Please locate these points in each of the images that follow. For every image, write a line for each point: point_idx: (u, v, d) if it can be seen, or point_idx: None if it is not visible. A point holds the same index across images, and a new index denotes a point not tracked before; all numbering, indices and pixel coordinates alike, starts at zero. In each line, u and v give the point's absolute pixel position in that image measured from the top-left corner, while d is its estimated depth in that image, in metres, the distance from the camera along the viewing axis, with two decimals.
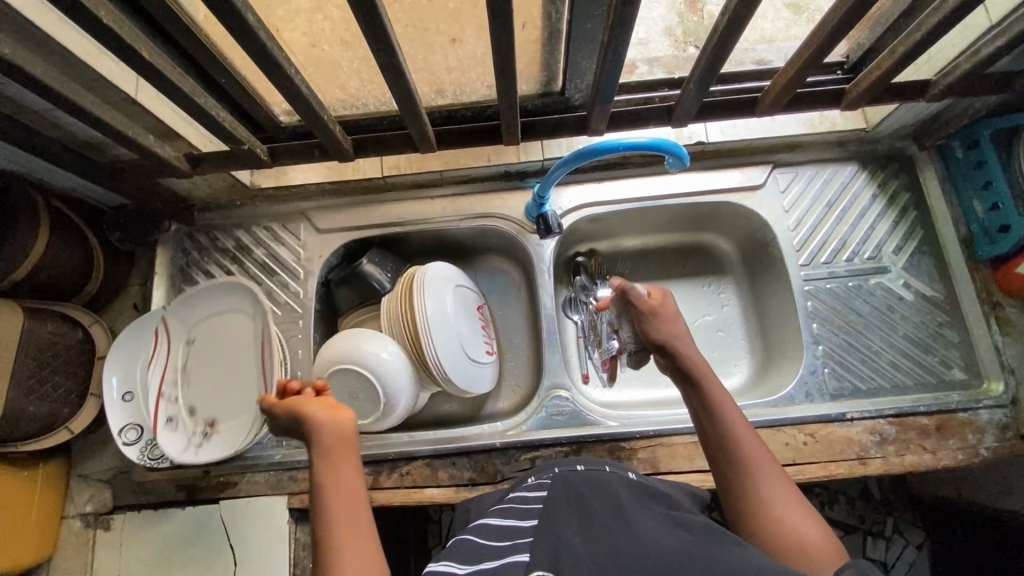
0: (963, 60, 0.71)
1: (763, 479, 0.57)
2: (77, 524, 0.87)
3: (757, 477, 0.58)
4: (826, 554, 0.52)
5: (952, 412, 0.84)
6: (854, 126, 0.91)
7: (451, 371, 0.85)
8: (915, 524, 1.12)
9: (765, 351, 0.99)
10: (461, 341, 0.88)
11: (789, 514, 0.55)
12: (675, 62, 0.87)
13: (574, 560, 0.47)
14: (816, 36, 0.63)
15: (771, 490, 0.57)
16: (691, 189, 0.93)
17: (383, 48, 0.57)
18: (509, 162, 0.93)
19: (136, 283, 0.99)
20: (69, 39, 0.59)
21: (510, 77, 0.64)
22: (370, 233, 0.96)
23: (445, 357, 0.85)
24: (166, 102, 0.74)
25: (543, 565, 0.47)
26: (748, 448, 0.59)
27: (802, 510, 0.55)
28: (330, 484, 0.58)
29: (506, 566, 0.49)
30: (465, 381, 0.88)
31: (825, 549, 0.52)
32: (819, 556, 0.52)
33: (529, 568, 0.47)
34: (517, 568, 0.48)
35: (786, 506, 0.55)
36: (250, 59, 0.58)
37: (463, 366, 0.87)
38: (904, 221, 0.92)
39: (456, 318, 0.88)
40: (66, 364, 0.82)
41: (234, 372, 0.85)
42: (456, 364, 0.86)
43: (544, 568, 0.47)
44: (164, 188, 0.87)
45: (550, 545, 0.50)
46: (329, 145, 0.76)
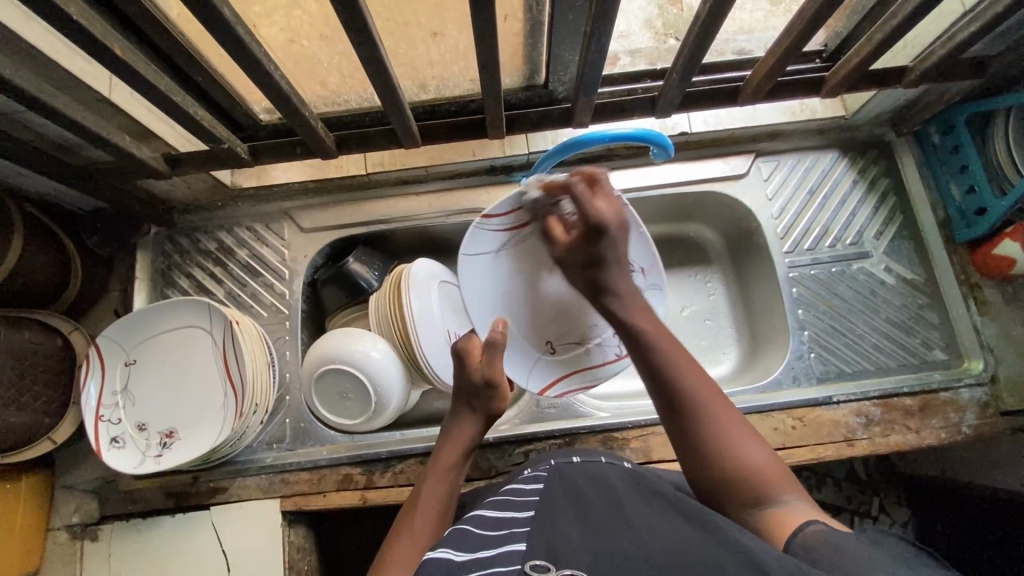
0: (939, 45, 0.72)
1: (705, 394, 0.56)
2: (63, 536, 0.85)
3: (729, 431, 0.55)
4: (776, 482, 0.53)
5: (934, 392, 0.85)
6: (833, 114, 0.92)
7: (551, 392, 0.81)
8: (900, 503, 1.14)
9: (752, 339, 1.00)
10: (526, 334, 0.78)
11: (745, 440, 0.55)
12: (657, 53, 0.85)
13: (570, 548, 0.47)
14: (797, 23, 0.64)
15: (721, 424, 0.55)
16: (678, 179, 0.94)
17: (363, 41, 0.56)
18: (495, 156, 0.93)
19: (115, 288, 0.97)
20: (37, 37, 0.57)
21: (493, 68, 0.64)
22: (355, 231, 0.95)
23: (532, 384, 0.79)
24: (140, 101, 0.72)
25: (541, 556, 0.46)
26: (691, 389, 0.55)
27: (755, 441, 0.55)
28: (429, 490, 0.67)
29: (503, 556, 0.47)
30: (597, 365, 0.80)
31: (790, 478, 0.54)
32: (776, 485, 0.53)
33: (526, 557, 0.46)
34: (515, 558, 0.47)
35: (743, 440, 0.55)
36: (228, 55, 0.57)
37: (564, 360, 0.80)
38: (884, 208, 0.94)
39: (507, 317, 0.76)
40: (47, 374, 0.79)
41: (188, 384, 0.82)
42: (558, 375, 0.80)
43: (541, 558, 0.46)
44: (142, 190, 0.85)
45: (548, 537, 0.49)
46: (312, 142, 0.75)
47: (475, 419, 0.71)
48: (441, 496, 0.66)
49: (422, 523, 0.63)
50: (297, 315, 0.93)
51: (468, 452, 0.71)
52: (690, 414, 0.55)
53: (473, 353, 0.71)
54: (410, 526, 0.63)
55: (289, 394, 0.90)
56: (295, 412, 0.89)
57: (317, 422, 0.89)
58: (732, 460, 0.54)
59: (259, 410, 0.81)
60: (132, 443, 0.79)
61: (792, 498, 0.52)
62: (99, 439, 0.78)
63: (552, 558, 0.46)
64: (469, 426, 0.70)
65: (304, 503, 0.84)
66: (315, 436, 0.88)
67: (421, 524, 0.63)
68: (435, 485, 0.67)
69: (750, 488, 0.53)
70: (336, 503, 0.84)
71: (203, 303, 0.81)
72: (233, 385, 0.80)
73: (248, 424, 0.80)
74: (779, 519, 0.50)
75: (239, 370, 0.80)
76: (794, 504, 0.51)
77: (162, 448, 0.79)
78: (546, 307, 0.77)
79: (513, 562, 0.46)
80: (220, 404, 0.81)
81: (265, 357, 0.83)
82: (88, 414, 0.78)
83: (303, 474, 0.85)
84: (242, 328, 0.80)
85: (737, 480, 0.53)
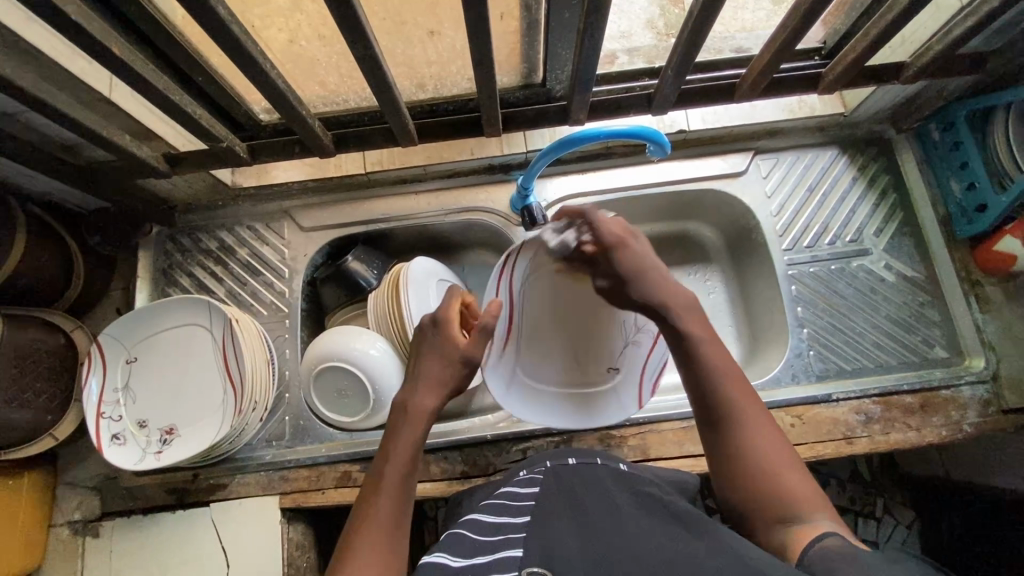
0: (936, 41, 0.72)
1: (746, 412, 0.57)
2: (64, 532, 0.87)
3: (757, 443, 0.56)
4: (806, 504, 0.52)
5: (935, 389, 0.85)
6: (832, 111, 0.92)
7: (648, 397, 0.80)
8: (904, 504, 1.14)
9: (752, 337, 1.00)
10: (577, 371, 0.79)
11: (780, 461, 0.55)
12: (654, 52, 0.85)
13: (567, 560, 0.46)
14: (791, 19, 0.64)
15: (761, 442, 0.56)
16: (676, 177, 0.94)
17: (358, 40, 0.57)
18: (493, 155, 0.93)
19: (118, 287, 0.98)
20: (39, 39, 0.58)
21: (488, 67, 0.64)
22: (354, 230, 0.95)
23: (627, 402, 0.79)
24: (140, 101, 0.73)
25: (538, 562, 0.47)
26: (732, 403, 0.58)
27: (789, 463, 0.55)
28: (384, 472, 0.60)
29: (497, 564, 0.48)
30: (654, 355, 0.78)
31: (826, 504, 0.53)
32: (804, 507, 0.52)
33: (523, 564, 0.47)
34: (511, 567, 0.47)
35: (775, 460, 0.55)
36: (225, 54, 0.57)
37: (631, 370, 0.79)
38: (884, 205, 0.94)
39: (560, 380, 0.79)
40: (51, 371, 0.80)
41: (189, 382, 0.83)
42: (639, 379, 0.79)
43: (537, 564, 0.47)
44: (144, 190, 0.86)
45: (546, 544, 0.49)
46: (309, 141, 0.76)
47: (438, 387, 0.66)
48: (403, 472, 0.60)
49: (388, 503, 0.58)
50: (297, 313, 0.93)
51: (427, 425, 0.64)
52: (729, 425, 0.57)
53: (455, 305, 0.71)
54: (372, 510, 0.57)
55: (288, 392, 0.90)
56: (294, 410, 0.89)
57: (316, 418, 0.89)
58: (762, 477, 0.54)
59: (258, 407, 0.82)
60: (133, 440, 0.80)
61: (822, 519, 0.51)
62: (100, 436, 0.79)
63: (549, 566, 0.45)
64: (429, 395, 0.65)
65: (303, 500, 0.85)
66: (314, 434, 0.88)
67: (388, 499, 0.58)
68: (395, 464, 0.60)
69: (777, 506, 0.53)
70: (335, 500, 0.84)
71: (204, 301, 0.82)
72: (233, 383, 0.81)
73: (247, 421, 0.80)
74: (802, 535, 0.50)
75: (239, 367, 0.80)
76: (822, 523, 0.50)
77: (162, 445, 0.80)
78: (570, 353, 0.79)
79: (509, 570, 0.47)
80: (220, 401, 0.81)
81: (265, 354, 0.83)
82: (90, 411, 0.79)
83: (302, 471, 0.86)
84: (242, 326, 0.81)
85: (766, 498, 0.53)
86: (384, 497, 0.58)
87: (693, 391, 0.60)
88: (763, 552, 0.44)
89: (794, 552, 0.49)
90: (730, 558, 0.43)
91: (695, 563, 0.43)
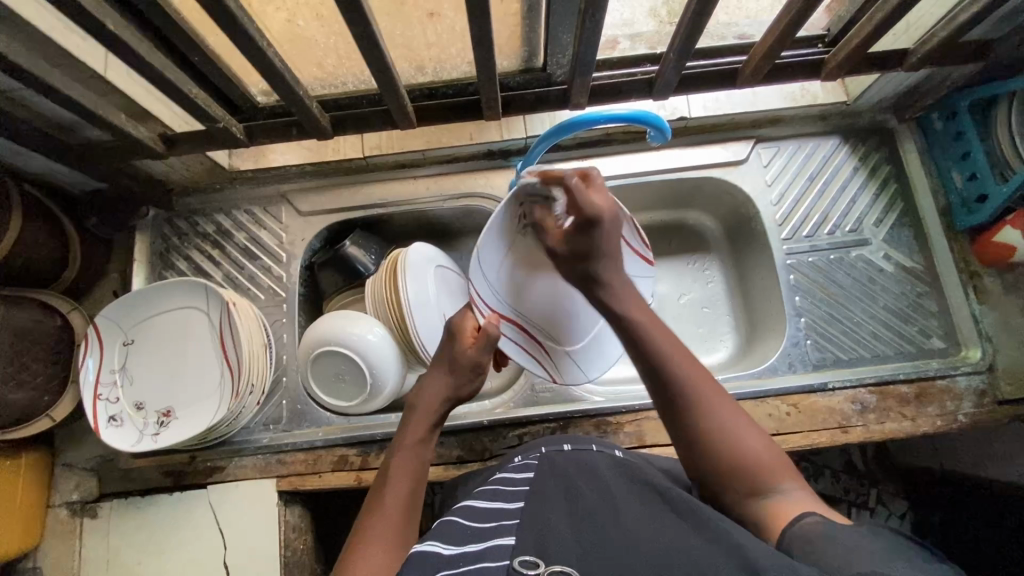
0: (941, 27, 0.71)
1: (697, 384, 0.57)
2: (63, 513, 0.87)
3: (714, 412, 0.56)
4: (775, 470, 0.54)
5: (931, 379, 0.85)
6: (835, 99, 0.91)
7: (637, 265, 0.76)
8: (897, 495, 1.13)
9: (749, 326, 1.00)
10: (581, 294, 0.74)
11: (743, 429, 0.55)
12: (657, 38, 0.83)
13: (559, 544, 0.47)
14: (794, 4, 0.63)
15: (723, 418, 0.56)
16: (677, 165, 0.93)
17: (356, 17, 0.56)
18: (492, 140, 0.92)
19: (115, 270, 0.97)
20: (32, 13, 0.56)
21: (488, 48, 0.63)
22: (352, 215, 0.95)
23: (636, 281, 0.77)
24: (137, 80, 0.72)
25: (530, 551, 0.47)
26: (690, 381, 0.57)
27: (751, 428, 0.56)
28: (390, 480, 0.63)
29: (491, 550, 0.47)
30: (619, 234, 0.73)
31: (790, 469, 0.54)
32: (775, 474, 0.53)
33: (514, 553, 0.47)
34: (502, 553, 0.47)
35: (739, 428, 0.56)
36: (222, 32, 0.56)
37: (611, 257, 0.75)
38: (884, 195, 0.93)
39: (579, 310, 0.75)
40: (47, 352, 0.80)
41: (186, 365, 0.83)
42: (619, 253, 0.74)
43: (529, 553, 0.47)
44: (140, 172, 0.85)
45: (538, 531, 0.49)
46: (307, 122, 0.75)
47: (442, 384, 0.69)
48: (410, 476, 0.63)
49: (394, 503, 0.61)
50: (295, 298, 0.93)
51: (435, 420, 0.68)
52: (687, 405, 0.56)
53: (465, 330, 0.70)
54: (378, 507, 0.60)
55: (286, 376, 0.90)
56: (292, 394, 0.89)
57: (314, 403, 0.89)
58: (732, 450, 0.54)
59: (255, 391, 0.82)
60: (130, 421, 0.80)
61: (790, 487, 0.53)
62: (97, 417, 0.79)
63: (541, 555, 0.46)
64: (435, 391, 0.69)
65: (300, 483, 0.85)
66: (311, 418, 0.89)
67: (393, 494, 0.61)
68: (402, 465, 0.64)
69: (748, 477, 0.53)
70: (332, 483, 0.85)
71: (200, 284, 0.82)
72: (230, 366, 0.81)
73: (245, 405, 0.80)
74: (777, 512, 0.51)
75: (236, 351, 0.80)
76: (794, 495, 0.52)
77: (160, 427, 0.80)
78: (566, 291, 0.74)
79: (501, 557, 0.46)
80: (217, 384, 0.81)
81: (262, 338, 0.83)
82: (87, 392, 0.79)
83: (299, 455, 0.86)
84: (240, 310, 0.81)
85: (735, 467, 0.54)
86: (392, 494, 0.61)
87: (646, 371, 0.59)
88: (754, 538, 0.44)
89: (774, 531, 0.50)
90: (721, 546, 0.43)
91: (687, 551, 0.43)
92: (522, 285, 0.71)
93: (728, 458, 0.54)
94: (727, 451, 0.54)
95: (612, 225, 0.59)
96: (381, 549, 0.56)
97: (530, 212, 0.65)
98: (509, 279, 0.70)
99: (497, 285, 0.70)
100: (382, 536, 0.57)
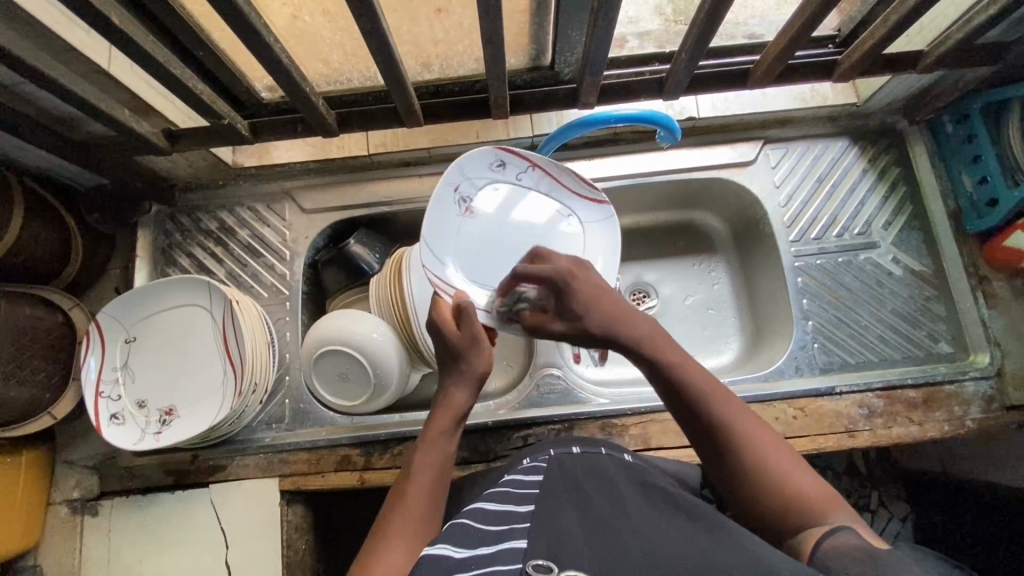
0: (956, 29, 0.70)
1: (735, 418, 0.56)
2: (63, 511, 0.86)
3: (748, 442, 0.55)
4: (820, 504, 0.50)
5: (938, 384, 0.84)
6: (844, 100, 0.90)
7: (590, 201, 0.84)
8: (899, 497, 1.12)
9: (755, 328, 0.99)
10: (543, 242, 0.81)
11: (783, 462, 0.53)
12: (665, 37, 0.82)
13: (570, 547, 0.46)
14: (809, 4, 0.62)
15: (761, 448, 0.54)
16: (684, 165, 0.93)
17: (365, 13, 0.55)
18: (498, 139, 0.92)
19: (117, 266, 0.97)
20: (33, 4, 0.55)
21: (498, 46, 0.62)
22: (356, 213, 0.94)
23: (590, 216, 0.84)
24: (140, 75, 0.71)
25: (542, 553, 0.46)
26: (720, 415, 0.57)
27: (794, 465, 0.54)
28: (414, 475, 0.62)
29: (504, 553, 0.46)
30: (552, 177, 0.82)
31: (839, 504, 0.50)
32: (819, 507, 0.50)
33: (528, 556, 0.45)
34: (515, 556, 0.46)
35: (779, 464, 0.54)
36: (228, 26, 0.55)
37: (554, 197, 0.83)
38: (893, 197, 0.92)
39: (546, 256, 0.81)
40: (48, 349, 0.79)
41: (188, 363, 0.82)
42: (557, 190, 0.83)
43: (542, 556, 0.45)
44: (143, 167, 0.84)
45: (548, 535, 0.48)
46: (313, 119, 0.74)
47: (462, 382, 0.67)
48: (433, 468, 0.63)
49: (417, 497, 0.60)
50: (298, 296, 0.92)
51: (459, 421, 0.66)
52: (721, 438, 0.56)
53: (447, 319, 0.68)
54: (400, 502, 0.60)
55: (288, 375, 0.89)
56: (294, 393, 0.89)
57: (317, 403, 0.89)
58: (771, 482, 0.52)
59: (258, 389, 0.81)
60: (132, 419, 0.79)
61: (837, 518, 0.49)
62: (99, 415, 0.78)
63: (551, 557, 0.45)
64: (460, 390, 0.66)
65: (303, 483, 0.84)
66: (313, 418, 0.88)
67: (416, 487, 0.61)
68: (425, 460, 0.63)
69: (790, 511, 0.50)
70: (335, 483, 0.84)
71: (203, 282, 0.81)
72: (233, 364, 0.80)
73: (247, 404, 0.80)
74: (818, 536, 0.48)
75: (239, 349, 0.79)
76: (838, 522, 0.48)
77: (162, 426, 0.79)
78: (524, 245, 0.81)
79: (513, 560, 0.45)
80: (220, 383, 0.81)
81: (265, 336, 0.83)
82: (89, 390, 0.78)
83: (302, 454, 0.85)
84: (242, 307, 0.80)
85: (775, 500, 0.52)
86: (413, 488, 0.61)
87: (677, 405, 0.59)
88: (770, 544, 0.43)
89: (807, 550, 0.47)
90: (737, 552, 0.43)
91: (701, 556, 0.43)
92: (477, 257, 0.78)
93: (769, 492, 0.52)
94: (766, 484, 0.52)
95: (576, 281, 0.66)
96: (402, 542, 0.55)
97: (459, 190, 0.78)
98: (463, 249, 0.77)
99: (455, 260, 0.76)
100: (404, 528, 0.57)
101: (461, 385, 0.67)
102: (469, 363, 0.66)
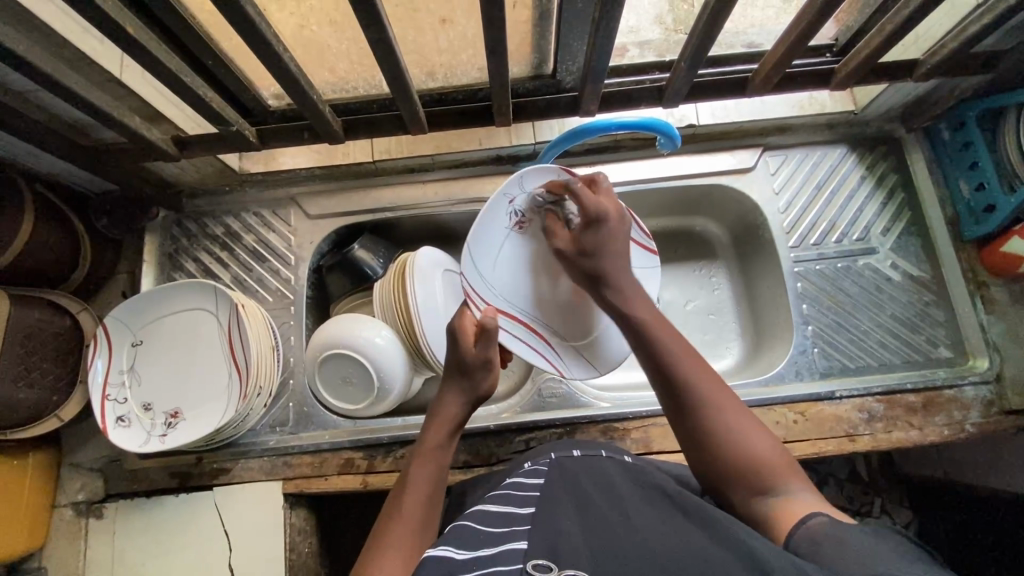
0: (951, 38, 0.72)
1: (710, 390, 0.57)
2: (69, 513, 0.87)
3: (722, 414, 0.56)
4: (781, 469, 0.53)
5: (937, 390, 0.85)
6: (842, 108, 0.91)
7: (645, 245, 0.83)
8: (902, 504, 1.13)
9: (756, 333, 1.00)
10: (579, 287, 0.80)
11: (752, 434, 0.55)
12: (666, 46, 0.84)
13: (570, 548, 0.46)
14: (806, 14, 0.64)
15: (734, 420, 0.56)
16: (685, 172, 0.94)
17: (372, 24, 0.56)
18: (501, 146, 0.93)
19: (124, 270, 0.98)
20: (48, 14, 0.57)
21: (501, 55, 0.64)
22: (361, 219, 0.95)
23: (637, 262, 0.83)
24: (151, 83, 0.73)
25: (543, 554, 0.46)
26: (698, 384, 0.57)
27: (759, 430, 0.56)
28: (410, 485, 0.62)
29: (506, 554, 0.47)
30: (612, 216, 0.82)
31: (797, 470, 0.54)
32: (780, 474, 0.53)
33: (528, 557, 0.46)
34: (516, 557, 0.46)
35: (748, 431, 0.55)
36: (238, 36, 0.57)
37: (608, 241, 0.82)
38: (892, 204, 0.93)
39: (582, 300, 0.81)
40: (56, 352, 0.81)
41: (194, 367, 0.83)
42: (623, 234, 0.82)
43: (542, 557, 0.46)
44: (151, 173, 0.86)
45: (549, 536, 0.49)
46: (319, 127, 0.76)
47: (460, 394, 0.68)
48: (429, 478, 0.63)
49: (412, 507, 0.60)
50: (303, 301, 0.93)
51: (456, 429, 0.67)
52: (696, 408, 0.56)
53: (466, 328, 0.69)
54: (396, 510, 0.60)
55: (292, 378, 0.90)
56: (298, 397, 0.89)
57: (320, 406, 0.89)
58: (740, 452, 0.54)
59: (263, 393, 0.82)
60: (138, 422, 0.80)
61: (797, 488, 0.52)
62: (105, 417, 0.79)
63: (553, 557, 0.46)
64: (455, 401, 0.67)
65: (306, 486, 0.85)
66: (317, 421, 0.89)
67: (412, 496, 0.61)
68: (422, 470, 0.63)
69: (755, 478, 0.53)
70: (337, 487, 0.85)
71: (210, 286, 0.82)
72: (238, 367, 0.81)
73: (252, 406, 0.80)
74: (783, 510, 0.51)
75: (244, 353, 0.80)
76: (800, 495, 0.52)
77: (167, 428, 0.80)
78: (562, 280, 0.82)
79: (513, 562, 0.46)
80: (225, 386, 0.81)
81: (269, 340, 0.84)
82: (96, 392, 0.79)
83: (305, 457, 0.86)
84: (248, 311, 0.81)
85: (742, 465, 0.54)
86: (409, 497, 0.61)
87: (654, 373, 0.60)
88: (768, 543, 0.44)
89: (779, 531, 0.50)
90: (735, 551, 0.43)
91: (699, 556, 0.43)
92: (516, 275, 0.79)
93: (735, 460, 0.54)
94: (738, 453, 0.54)
95: (617, 223, 0.67)
96: (398, 553, 0.55)
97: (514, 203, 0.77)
98: (501, 265, 0.78)
99: (491, 268, 0.77)
100: (402, 538, 0.57)
101: (458, 396, 0.68)
102: (475, 380, 0.67)
